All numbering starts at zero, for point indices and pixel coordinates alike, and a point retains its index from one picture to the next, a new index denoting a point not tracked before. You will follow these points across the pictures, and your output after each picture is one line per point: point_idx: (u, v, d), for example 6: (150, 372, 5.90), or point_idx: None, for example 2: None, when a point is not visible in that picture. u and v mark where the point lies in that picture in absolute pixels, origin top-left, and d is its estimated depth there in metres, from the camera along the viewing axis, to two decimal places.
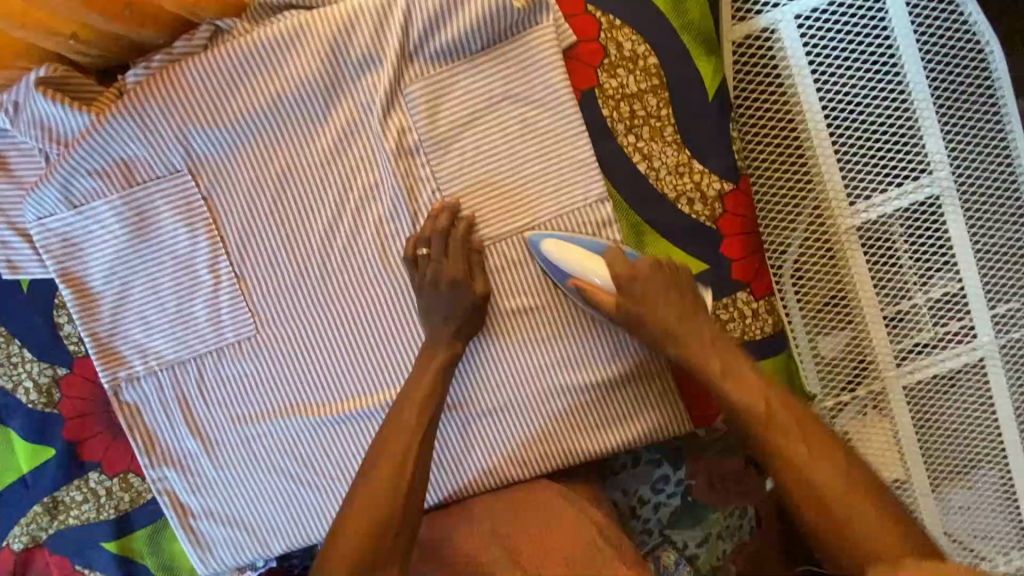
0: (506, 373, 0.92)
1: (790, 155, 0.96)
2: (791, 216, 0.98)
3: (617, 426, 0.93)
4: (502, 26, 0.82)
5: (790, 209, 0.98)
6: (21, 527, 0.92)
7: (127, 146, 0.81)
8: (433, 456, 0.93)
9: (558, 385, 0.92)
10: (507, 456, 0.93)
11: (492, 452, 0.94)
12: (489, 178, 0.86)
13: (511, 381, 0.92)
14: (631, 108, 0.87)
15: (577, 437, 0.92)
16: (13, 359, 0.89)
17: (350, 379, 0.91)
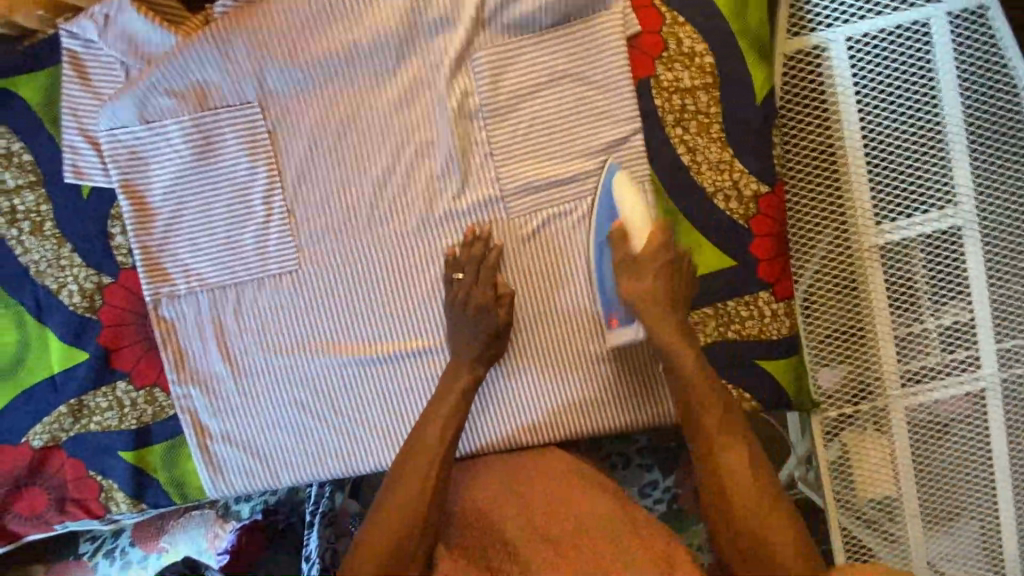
0: (547, 344, 0.95)
1: (826, 170, 1.00)
2: (820, 229, 1.02)
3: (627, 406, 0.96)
4: (573, 7, 0.86)
5: (819, 221, 1.02)
6: (44, 426, 0.94)
7: (206, 72, 0.86)
8: (469, 420, 0.96)
9: (578, 358, 0.95)
10: (520, 423, 0.96)
11: (522, 422, 0.96)
12: (539, 149, 0.92)
13: (546, 351, 0.95)
14: (683, 102, 0.91)
15: (590, 410, 0.96)
16: (62, 262, 0.92)
17: (382, 326, 0.94)
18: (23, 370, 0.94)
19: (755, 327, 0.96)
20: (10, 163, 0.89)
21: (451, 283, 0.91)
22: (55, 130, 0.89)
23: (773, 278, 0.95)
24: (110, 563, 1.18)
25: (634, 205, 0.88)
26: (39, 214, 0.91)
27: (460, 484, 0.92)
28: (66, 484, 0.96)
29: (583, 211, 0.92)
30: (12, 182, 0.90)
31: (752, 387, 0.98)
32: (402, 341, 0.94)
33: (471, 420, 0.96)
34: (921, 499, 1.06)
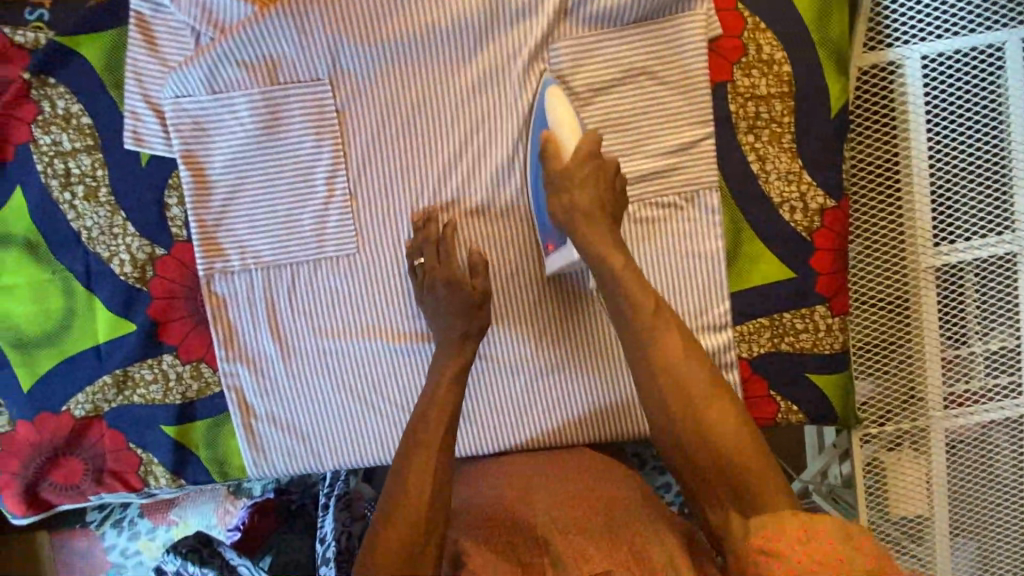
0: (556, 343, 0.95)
1: (888, 187, 1.00)
2: (877, 246, 1.02)
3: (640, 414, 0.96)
4: (658, 5, 0.85)
5: (877, 239, 1.01)
6: (86, 395, 0.92)
7: (280, 45, 0.83)
8: (468, 411, 0.96)
9: (590, 360, 0.95)
10: (525, 429, 0.96)
11: (526, 421, 0.96)
12: (608, 146, 0.90)
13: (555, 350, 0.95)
14: (757, 109, 0.90)
15: (605, 417, 0.95)
16: (115, 230, 0.90)
17: None
18: (67, 337, 0.92)
19: (808, 340, 0.96)
20: (69, 125, 0.87)
21: (417, 268, 0.89)
22: (118, 94, 0.86)
23: (830, 292, 0.95)
24: (118, 532, 1.23)
25: (564, 124, 0.82)
26: (95, 179, 0.88)
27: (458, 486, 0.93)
28: (104, 455, 0.95)
29: (647, 212, 0.92)
30: (69, 144, 0.87)
31: (800, 400, 0.98)
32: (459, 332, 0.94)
33: (470, 413, 0.96)
34: (952, 520, 1.08)
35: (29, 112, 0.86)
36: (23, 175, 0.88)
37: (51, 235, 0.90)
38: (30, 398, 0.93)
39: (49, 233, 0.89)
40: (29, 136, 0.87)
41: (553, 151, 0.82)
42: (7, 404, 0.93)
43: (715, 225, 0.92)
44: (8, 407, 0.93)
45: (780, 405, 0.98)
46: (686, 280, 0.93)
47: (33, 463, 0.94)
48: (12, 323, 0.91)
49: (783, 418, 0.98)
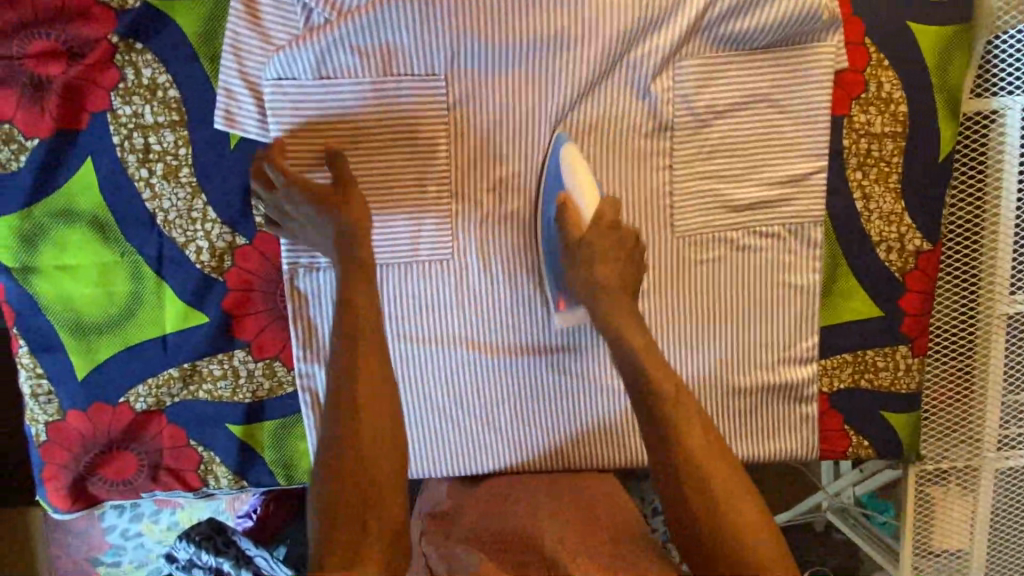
0: (510, 370, 0.92)
1: (967, 236, 0.98)
2: (952, 293, 1.00)
3: (599, 447, 0.95)
4: (790, 32, 0.82)
5: (952, 287, 1.00)
6: (149, 387, 0.87)
7: (400, 35, 0.78)
8: (418, 435, 0.94)
9: (546, 389, 0.93)
10: (481, 458, 0.95)
11: (482, 448, 0.94)
12: (720, 170, 0.88)
13: (511, 378, 0.92)
14: (869, 147, 0.89)
15: (593, 445, 0.95)
16: (194, 214, 0.83)
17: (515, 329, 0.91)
18: (131, 324, 0.85)
19: (887, 377, 0.97)
20: (153, 96, 0.79)
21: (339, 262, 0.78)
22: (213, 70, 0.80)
23: (914, 334, 0.96)
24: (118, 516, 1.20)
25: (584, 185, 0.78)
26: (177, 157, 0.81)
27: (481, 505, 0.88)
28: (161, 451, 0.89)
29: (749, 241, 0.91)
30: (152, 117, 0.80)
31: (872, 436, 0.99)
32: (526, 349, 0.92)
33: (422, 437, 0.94)
34: (990, 556, 1.11)
35: (110, 79, 0.78)
36: (96, 146, 0.80)
37: (122, 215, 0.82)
38: (84, 386, 0.86)
39: (120, 211, 0.82)
40: (107, 105, 0.79)
41: (571, 221, 0.77)
42: (57, 392, 0.86)
43: (814, 259, 0.91)
44: (59, 394, 0.86)
45: (851, 439, 0.99)
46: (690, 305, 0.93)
47: (84, 455, 0.87)
48: (72, 305, 0.84)
49: (852, 452, 1.00)
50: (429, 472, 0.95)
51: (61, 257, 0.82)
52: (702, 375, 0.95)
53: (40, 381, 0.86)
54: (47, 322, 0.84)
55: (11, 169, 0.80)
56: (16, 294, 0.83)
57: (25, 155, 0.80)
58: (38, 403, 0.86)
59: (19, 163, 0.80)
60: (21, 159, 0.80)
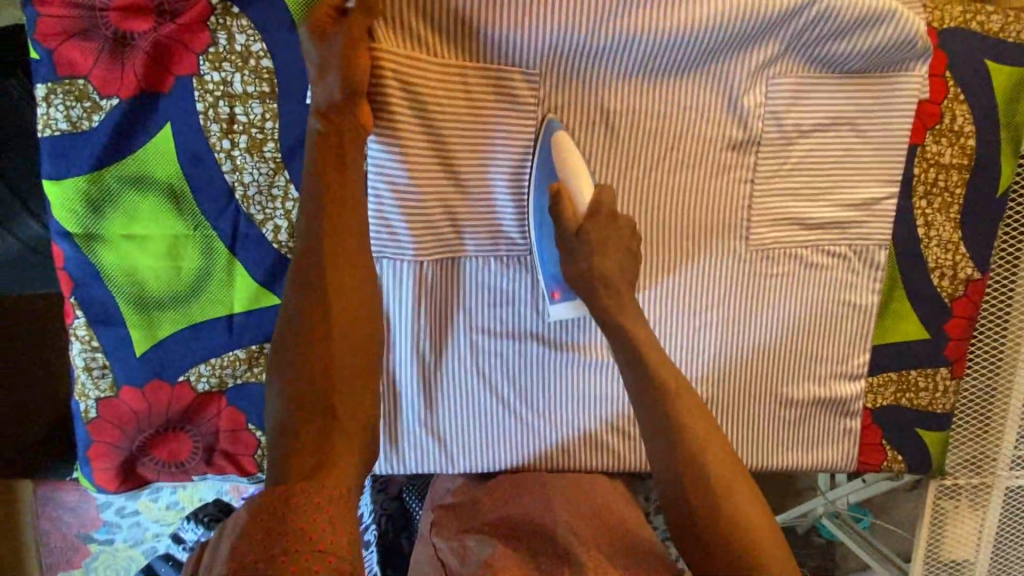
0: (526, 368, 0.93)
1: (1005, 268, 1.03)
2: (985, 320, 1.06)
3: (608, 450, 0.96)
4: (881, 59, 0.85)
5: (986, 314, 1.05)
6: (212, 367, 0.83)
7: (506, 28, 0.80)
8: (423, 426, 0.93)
9: (563, 388, 0.94)
10: (488, 454, 0.95)
11: (490, 444, 0.94)
12: (799, 188, 0.90)
13: (526, 375, 0.93)
14: (936, 177, 0.93)
15: (606, 447, 0.96)
16: (274, 191, 0.80)
17: (573, 326, 0.92)
18: (198, 301, 0.82)
19: (926, 398, 1.02)
20: (245, 64, 0.76)
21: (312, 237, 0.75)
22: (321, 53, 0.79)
23: (956, 357, 1.01)
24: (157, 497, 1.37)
25: (579, 176, 0.80)
26: (262, 131, 0.78)
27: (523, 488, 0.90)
28: (218, 434, 0.86)
29: (817, 258, 0.93)
30: (241, 86, 0.76)
31: (907, 451, 1.03)
32: (592, 349, 0.94)
33: (428, 429, 0.93)
34: (993, 568, 1.18)
35: (202, 43, 0.74)
36: (178, 111, 0.76)
37: (199, 186, 0.78)
38: (143, 363, 0.82)
39: (197, 183, 0.78)
40: (194, 69, 0.75)
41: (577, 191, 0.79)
42: (113, 366, 0.82)
43: (874, 280, 0.95)
44: (114, 369, 0.82)
45: (887, 454, 1.03)
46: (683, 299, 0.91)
47: (138, 435, 0.84)
48: (136, 277, 0.80)
49: (887, 466, 1.04)
50: (432, 468, 0.94)
51: (130, 226, 0.78)
52: (725, 377, 0.96)
53: (94, 354, 0.81)
54: (107, 293, 0.80)
55: (84, 127, 0.75)
56: (76, 261, 0.78)
57: (100, 114, 0.75)
58: (91, 377, 0.82)
59: (93, 122, 0.75)
60: (95, 119, 0.75)
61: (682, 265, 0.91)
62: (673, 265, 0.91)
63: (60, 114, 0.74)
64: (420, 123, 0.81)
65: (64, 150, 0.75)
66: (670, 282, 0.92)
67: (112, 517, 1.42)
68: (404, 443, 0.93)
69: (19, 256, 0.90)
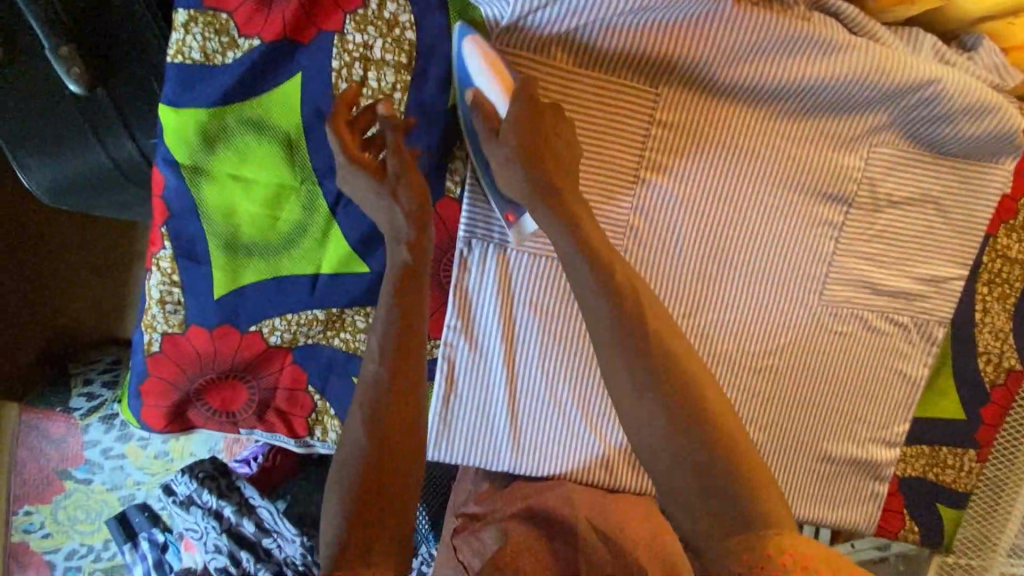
0: (588, 377, 0.93)
1: None
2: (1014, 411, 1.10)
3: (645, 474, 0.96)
4: (977, 148, 0.88)
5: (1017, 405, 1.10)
6: (288, 323, 0.82)
7: (639, 48, 0.80)
8: (476, 419, 0.92)
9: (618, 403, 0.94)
10: (532, 459, 0.94)
11: (537, 448, 0.94)
12: (875, 255, 0.94)
13: (587, 385, 0.93)
14: (1000, 268, 0.98)
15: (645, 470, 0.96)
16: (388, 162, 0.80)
17: (658, 272, 0.91)
18: (288, 254, 0.81)
19: (949, 476, 1.05)
20: (389, 32, 0.77)
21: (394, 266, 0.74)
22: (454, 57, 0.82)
23: (986, 442, 1.04)
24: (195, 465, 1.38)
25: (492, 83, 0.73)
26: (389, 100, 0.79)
27: (565, 494, 0.89)
28: (277, 390, 0.85)
29: (879, 322, 0.96)
30: (379, 53, 0.77)
31: (923, 522, 1.06)
32: None
33: (478, 423, 0.92)
34: None
35: (353, 4, 0.76)
36: (313, 63, 0.76)
37: (315, 140, 0.78)
38: (218, 305, 0.80)
39: (315, 136, 0.78)
40: (339, 28, 0.76)
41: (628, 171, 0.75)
42: (187, 303, 0.80)
43: (927, 354, 0.98)
44: (187, 307, 0.80)
45: (905, 523, 1.06)
46: (666, 286, 0.91)
47: (197, 377, 0.82)
48: (232, 219, 0.79)
49: (903, 535, 1.07)
50: (474, 463, 0.93)
51: (238, 167, 0.78)
52: (773, 422, 0.98)
53: (171, 289, 0.80)
54: (200, 230, 0.79)
55: (216, 61, 0.75)
56: (178, 191, 0.77)
57: (235, 51, 0.75)
58: (163, 311, 0.80)
59: (226, 58, 0.75)
60: (230, 55, 0.75)
61: (752, 306, 0.94)
62: (745, 304, 0.93)
63: (196, 44, 0.74)
64: None
65: (192, 80, 0.75)
66: (738, 317, 0.94)
67: (95, 457, 1.34)
68: (454, 432, 0.92)
69: (102, 174, 0.87)
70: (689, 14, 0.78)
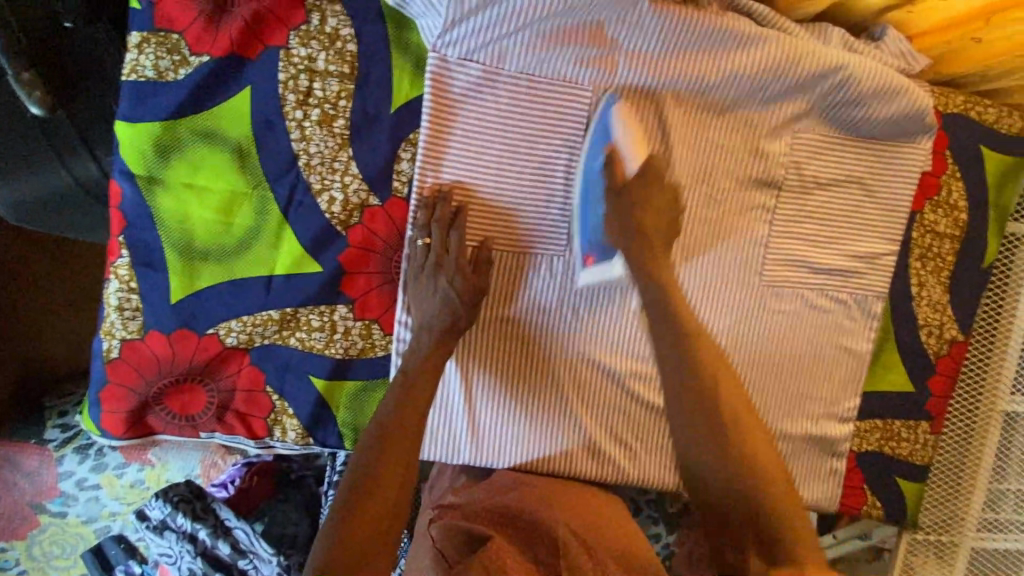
0: (544, 369, 0.95)
1: (986, 335, 1.11)
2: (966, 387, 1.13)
3: (603, 462, 0.98)
4: (893, 130, 0.95)
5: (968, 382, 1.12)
6: (244, 325, 0.85)
7: (570, 49, 0.85)
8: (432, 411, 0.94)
9: (575, 393, 0.96)
10: (492, 451, 0.96)
11: (498, 441, 0.96)
12: (807, 235, 0.98)
13: (544, 378, 0.95)
14: (930, 243, 1.03)
15: (602, 458, 0.98)
16: (336, 165, 0.84)
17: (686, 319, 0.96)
18: (242, 258, 0.84)
19: (906, 448, 1.08)
20: (332, 45, 0.82)
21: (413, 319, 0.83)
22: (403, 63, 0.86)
23: (937, 412, 1.07)
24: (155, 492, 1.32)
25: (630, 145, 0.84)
26: (335, 107, 0.83)
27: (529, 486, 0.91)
28: (235, 392, 0.87)
29: (818, 299, 1.00)
30: (323, 64, 0.82)
31: (884, 497, 1.08)
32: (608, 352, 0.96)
33: (435, 415, 0.94)
34: None
35: (297, 21, 0.81)
36: (260, 76, 0.81)
37: (265, 148, 0.83)
38: (176, 310, 0.83)
39: (264, 144, 0.83)
40: (284, 42, 0.81)
41: (615, 172, 0.84)
42: (144, 310, 0.83)
43: (870, 329, 1.02)
44: (145, 313, 0.83)
45: (867, 499, 1.08)
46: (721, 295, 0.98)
47: (155, 382, 0.84)
48: (186, 225, 0.82)
49: (866, 511, 1.08)
50: (433, 455, 0.95)
51: (191, 176, 0.82)
52: None
53: (129, 296, 0.83)
54: (155, 237, 0.82)
55: (168, 78, 0.80)
56: (133, 202, 0.81)
57: (186, 68, 0.80)
58: (122, 317, 0.83)
59: (178, 75, 0.80)
60: (181, 72, 0.80)
61: (701, 294, 0.97)
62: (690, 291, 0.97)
63: (149, 62, 0.79)
64: (481, 122, 0.86)
65: (146, 95, 0.79)
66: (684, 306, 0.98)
67: (71, 488, 1.33)
68: None
69: (64, 192, 0.91)
70: (614, 16, 0.84)
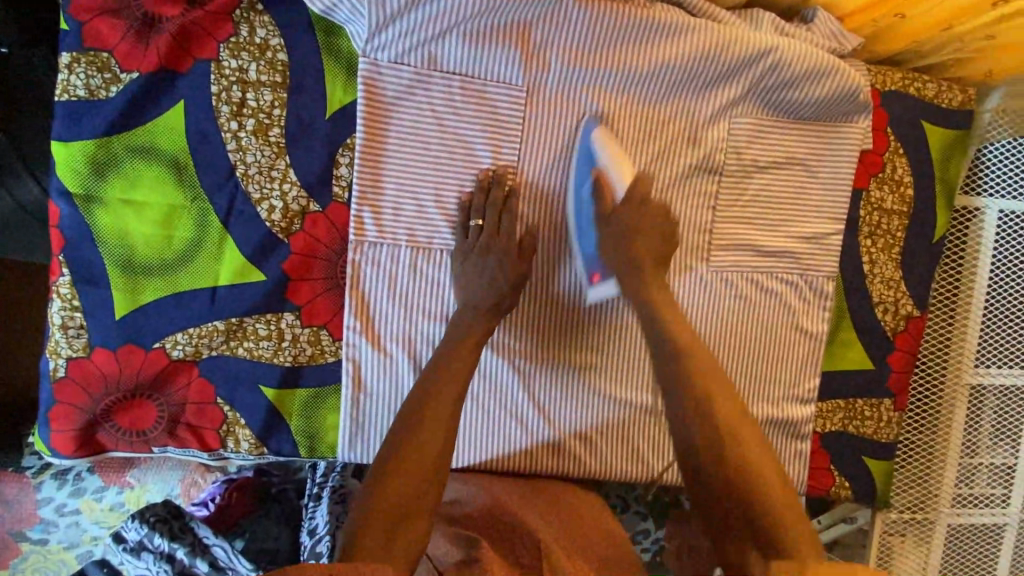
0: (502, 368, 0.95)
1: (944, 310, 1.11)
2: (927, 364, 1.12)
3: (564, 458, 0.98)
4: (829, 110, 0.95)
5: (929, 358, 1.12)
6: (191, 337, 0.85)
7: (500, 47, 0.86)
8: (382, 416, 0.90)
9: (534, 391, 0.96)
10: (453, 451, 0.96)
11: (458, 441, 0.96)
12: (753, 218, 0.99)
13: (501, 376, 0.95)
14: (879, 220, 1.03)
15: (563, 453, 0.98)
16: (274, 174, 0.85)
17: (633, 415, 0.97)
18: (184, 271, 0.85)
19: (871, 427, 1.07)
20: (262, 56, 0.83)
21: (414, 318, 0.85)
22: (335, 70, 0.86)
23: (897, 389, 1.07)
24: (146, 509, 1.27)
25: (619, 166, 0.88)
26: (269, 116, 0.84)
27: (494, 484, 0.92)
28: (185, 405, 0.87)
29: (769, 282, 1.01)
30: (255, 74, 0.83)
31: (853, 476, 1.08)
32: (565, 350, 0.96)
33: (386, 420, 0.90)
34: None
35: (225, 33, 0.82)
36: (192, 90, 0.82)
37: (201, 160, 0.83)
38: (120, 325, 0.84)
39: (201, 156, 0.83)
40: (214, 55, 0.82)
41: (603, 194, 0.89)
42: (89, 327, 0.83)
43: (823, 310, 1.02)
44: (89, 330, 0.83)
45: (836, 479, 1.08)
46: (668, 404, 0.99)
47: (105, 398, 0.85)
48: (125, 240, 0.83)
49: (835, 491, 1.08)
50: None
51: (128, 192, 0.82)
52: None
53: (73, 314, 0.83)
54: (96, 254, 0.83)
55: (100, 96, 0.80)
56: (72, 220, 0.82)
57: (117, 85, 0.81)
58: (66, 336, 0.83)
59: (110, 92, 0.80)
60: (112, 89, 0.81)
61: None
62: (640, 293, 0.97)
63: (80, 82, 0.80)
64: (416, 124, 0.87)
65: (79, 114, 0.80)
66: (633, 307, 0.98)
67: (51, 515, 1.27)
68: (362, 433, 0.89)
69: (9, 215, 0.91)
70: (541, 13, 0.85)
